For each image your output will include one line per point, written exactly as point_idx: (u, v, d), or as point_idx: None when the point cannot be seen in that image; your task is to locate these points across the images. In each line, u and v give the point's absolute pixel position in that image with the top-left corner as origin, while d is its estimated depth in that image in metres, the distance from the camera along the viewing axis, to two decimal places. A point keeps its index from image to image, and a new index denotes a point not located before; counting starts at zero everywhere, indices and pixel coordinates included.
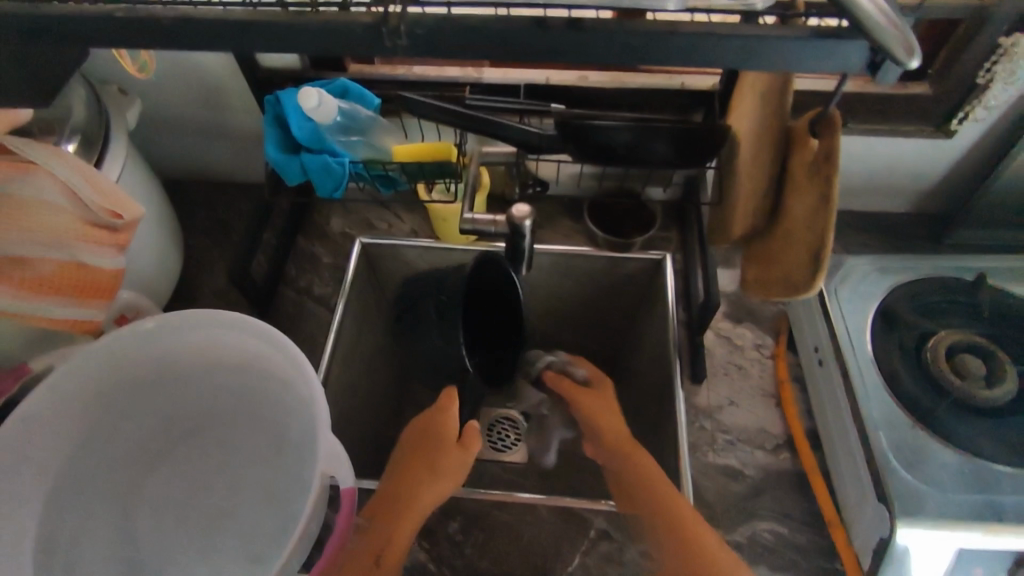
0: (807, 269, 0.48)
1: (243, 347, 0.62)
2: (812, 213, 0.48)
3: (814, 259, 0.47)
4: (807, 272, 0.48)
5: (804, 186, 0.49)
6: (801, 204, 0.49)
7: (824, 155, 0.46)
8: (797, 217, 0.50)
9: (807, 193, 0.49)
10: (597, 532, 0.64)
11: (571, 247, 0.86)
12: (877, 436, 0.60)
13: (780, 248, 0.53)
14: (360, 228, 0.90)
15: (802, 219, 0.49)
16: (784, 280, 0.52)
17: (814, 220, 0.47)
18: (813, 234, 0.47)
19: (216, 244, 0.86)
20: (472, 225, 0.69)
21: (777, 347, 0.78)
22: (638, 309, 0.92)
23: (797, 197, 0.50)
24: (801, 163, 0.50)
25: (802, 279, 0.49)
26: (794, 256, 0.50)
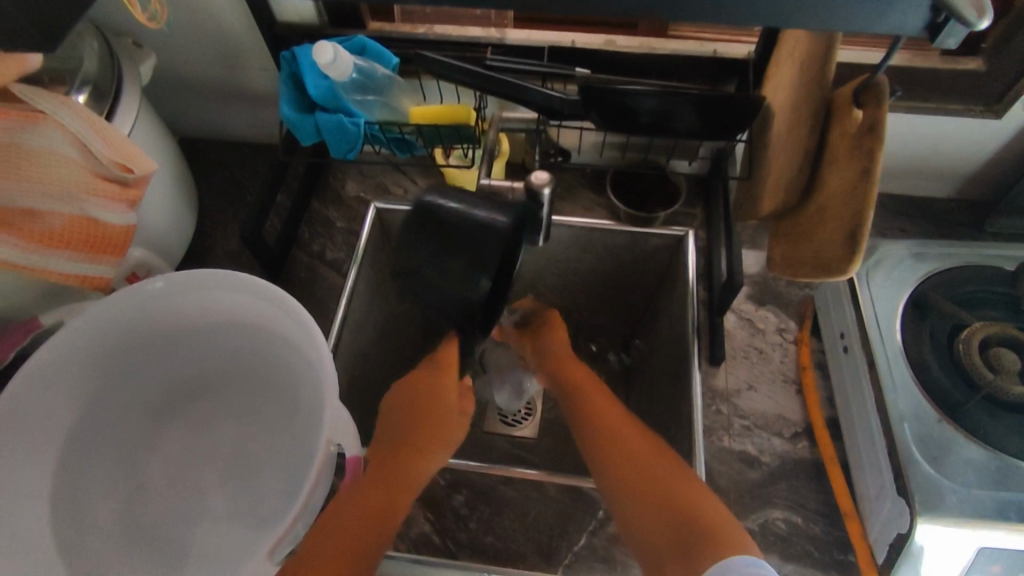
0: (841, 249, 0.45)
1: (254, 310, 0.62)
2: (850, 189, 0.45)
3: (847, 239, 0.45)
4: (841, 252, 0.45)
5: (843, 161, 0.46)
6: (839, 180, 0.46)
7: (867, 126, 0.43)
8: (832, 191, 0.47)
9: (845, 168, 0.46)
10: (604, 513, 0.63)
11: (591, 221, 0.84)
12: (902, 429, 0.57)
13: (812, 226, 0.50)
14: (376, 193, 0.88)
15: (838, 197, 0.46)
16: (813, 261, 0.49)
17: (851, 196, 0.44)
18: (848, 211, 0.44)
19: (231, 205, 0.85)
20: (489, 191, 0.67)
21: (801, 332, 0.75)
22: (659, 287, 0.90)
23: (835, 173, 0.47)
24: (841, 137, 0.47)
25: (834, 258, 0.46)
26: (826, 236, 0.47)
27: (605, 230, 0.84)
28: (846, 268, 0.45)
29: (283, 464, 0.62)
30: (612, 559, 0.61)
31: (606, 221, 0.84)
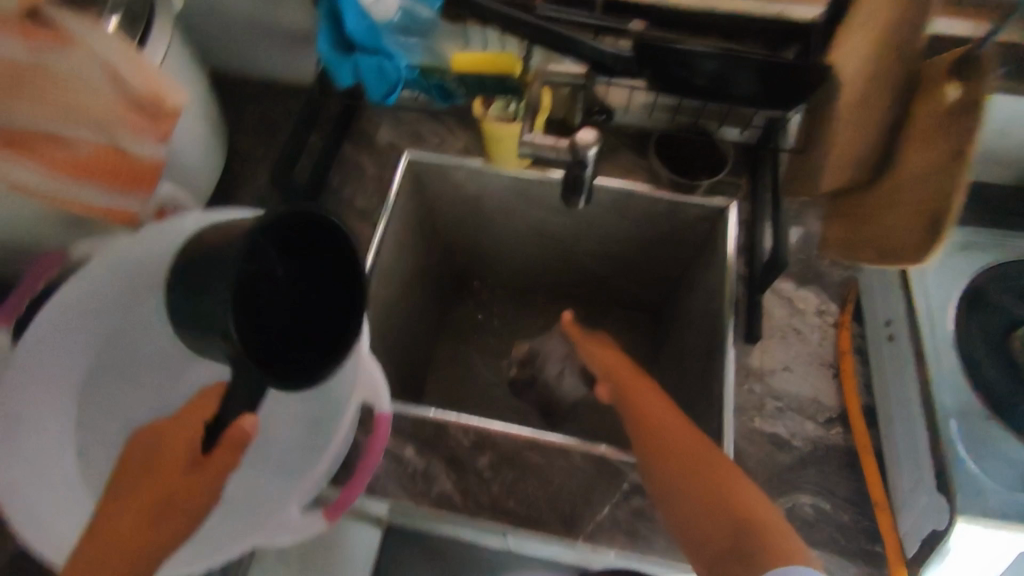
0: (921, 236, 0.43)
1: None
2: (940, 170, 0.42)
3: (930, 225, 0.42)
4: (921, 238, 0.43)
5: (933, 139, 0.43)
6: (923, 161, 0.44)
7: (964, 105, 0.40)
8: (911, 173, 0.45)
9: (934, 147, 0.43)
10: (629, 484, 0.62)
11: (631, 184, 0.81)
12: (947, 424, 0.56)
13: (884, 206, 0.47)
14: (409, 142, 0.85)
15: (921, 177, 0.44)
16: (884, 243, 0.47)
17: (941, 179, 0.42)
18: (933, 194, 0.42)
19: (260, 145, 0.82)
20: (530, 147, 0.63)
21: (843, 315, 0.72)
22: (696, 257, 0.87)
23: (919, 152, 0.45)
24: (931, 112, 0.44)
25: (910, 244, 0.44)
26: (902, 219, 0.45)
27: (644, 195, 0.81)
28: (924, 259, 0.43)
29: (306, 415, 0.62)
30: (635, 531, 0.60)
31: (646, 186, 0.81)
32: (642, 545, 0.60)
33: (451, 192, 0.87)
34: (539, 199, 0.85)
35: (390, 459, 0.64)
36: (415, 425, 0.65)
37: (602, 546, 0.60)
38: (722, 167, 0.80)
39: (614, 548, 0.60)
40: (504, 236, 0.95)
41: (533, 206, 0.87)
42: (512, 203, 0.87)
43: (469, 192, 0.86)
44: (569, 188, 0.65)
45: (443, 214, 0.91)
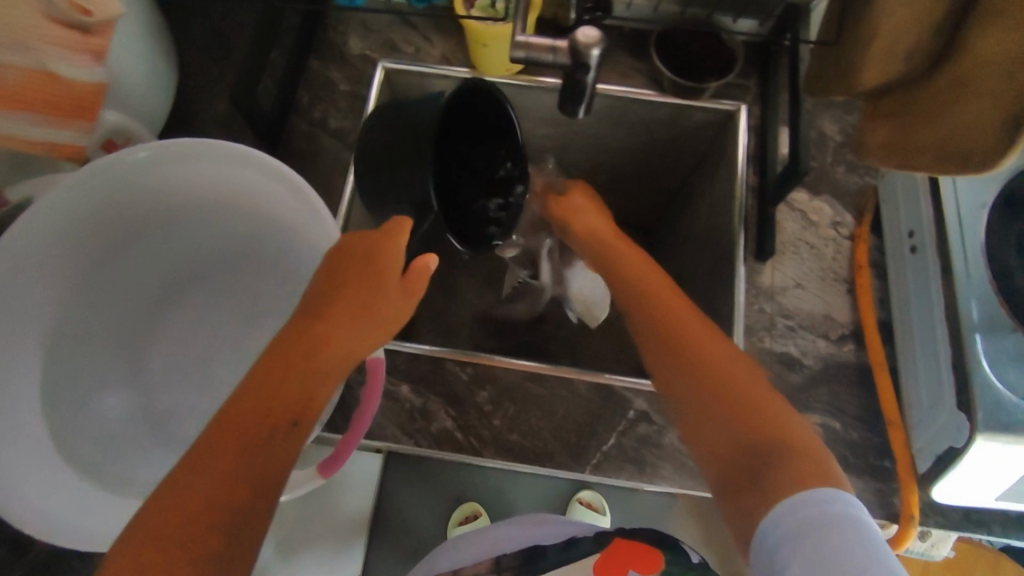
0: (999, 136, 0.39)
1: (244, 182, 0.55)
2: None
3: (1009, 128, 0.39)
4: (998, 141, 0.39)
5: (1013, 27, 0.38)
6: (997, 52, 0.40)
7: None
8: (979, 64, 0.41)
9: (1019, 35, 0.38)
10: (636, 413, 0.61)
11: (630, 88, 0.73)
12: (972, 339, 0.53)
13: (940, 107, 0.43)
14: (383, 52, 0.76)
15: (991, 72, 0.40)
16: (941, 145, 0.43)
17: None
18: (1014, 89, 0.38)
19: (216, 62, 0.73)
20: (525, 51, 0.55)
21: (859, 227, 0.67)
22: (699, 168, 0.82)
23: (991, 41, 0.40)
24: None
25: (978, 147, 0.41)
26: (965, 117, 0.41)
27: (645, 99, 0.73)
28: (992, 165, 0.40)
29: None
30: (642, 460, 0.59)
31: (647, 90, 0.73)
32: (649, 472, 0.59)
33: None
34: (525, 110, 0.78)
35: (387, 399, 0.61)
36: (410, 363, 0.62)
37: (610, 476, 0.59)
38: (733, 68, 0.72)
39: (622, 477, 0.59)
40: None
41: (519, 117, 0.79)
42: None
43: None
44: (567, 97, 0.57)
45: None
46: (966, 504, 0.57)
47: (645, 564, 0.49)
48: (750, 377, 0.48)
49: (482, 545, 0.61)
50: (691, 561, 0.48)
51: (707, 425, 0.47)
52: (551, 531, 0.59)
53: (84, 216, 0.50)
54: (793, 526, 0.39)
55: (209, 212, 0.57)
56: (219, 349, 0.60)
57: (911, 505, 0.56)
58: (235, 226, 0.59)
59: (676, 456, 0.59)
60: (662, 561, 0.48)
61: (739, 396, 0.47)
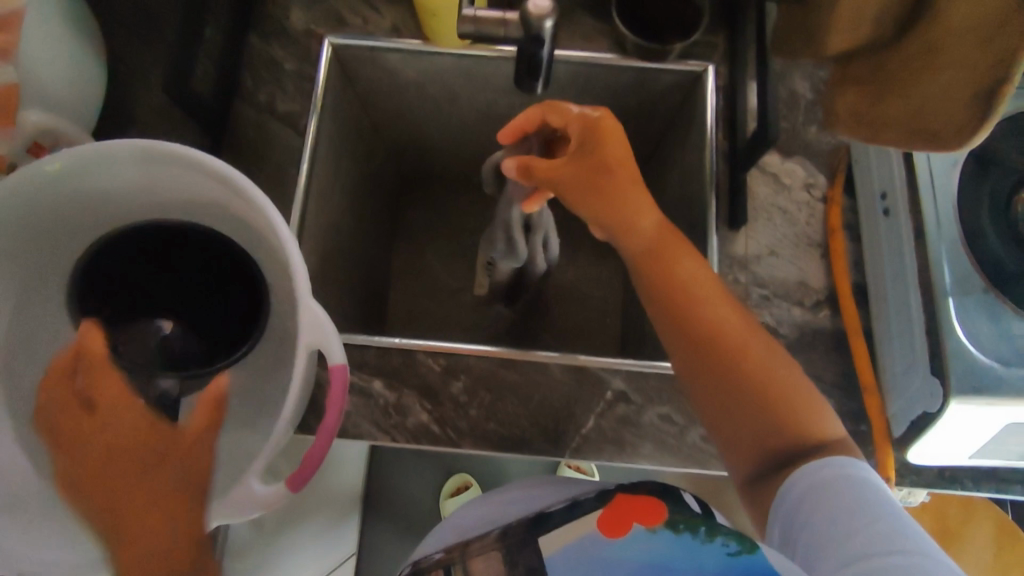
0: (971, 111, 0.37)
1: (187, 182, 0.50)
2: (999, 24, 0.35)
3: (982, 102, 0.36)
4: (970, 117, 0.37)
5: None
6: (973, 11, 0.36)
7: None
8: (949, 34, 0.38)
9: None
10: (613, 394, 0.60)
11: (593, 53, 0.70)
12: (946, 303, 0.52)
13: (908, 75, 0.41)
14: (329, 26, 0.71)
15: (968, 34, 0.37)
16: (910, 120, 0.41)
17: (997, 38, 0.35)
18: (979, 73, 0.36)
19: (149, 45, 0.68)
20: (474, 26, 0.51)
21: (832, 189, 0.65)
22: (669, 133, 0.79)
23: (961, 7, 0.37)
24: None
25: (949, 124, 0.39)
26: (935, 88, 0.39)
27: (606, 64, 0.70)
28: (965, 142, 0.38)
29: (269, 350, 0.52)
30: (622, 439, 0.59)
31: (610, 55, 0.70)
32: (629, 452, 0.59)
33: (388, 84, 0.76)
34: (485, 80, 0.75)
35: (359, 396, 0.60)
36: (380, 358, 0.61)
37: (590, 458, 0.59)
38: (698, 26, 0.68)
39: (602, 458, 0.59)
40: (455, 126, 0.84)
41: (481, 88, 0.76)
42: (456, 87, 0.76)
43: (408, 80, 0.75)
44: (524, 72, 0.54)
45: (381, 110, 0.81)
46: (938, 464, 0.57)
47: (650, 519, 0.43)
48: (774, 376, 0.48)
49: (479, 508, 0.55)
50: (695, 512, 0.44)
51: (710, 407, 0.49)
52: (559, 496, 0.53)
53: (13, 227, 0.47)
54: (806, 494, 0.45)
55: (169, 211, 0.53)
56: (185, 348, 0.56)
57: (887, 467, 0.57)
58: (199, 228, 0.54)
59: (656, 433, 0.59)
60: (665, 510, 0.44)
61: (761, 393, 0.48)
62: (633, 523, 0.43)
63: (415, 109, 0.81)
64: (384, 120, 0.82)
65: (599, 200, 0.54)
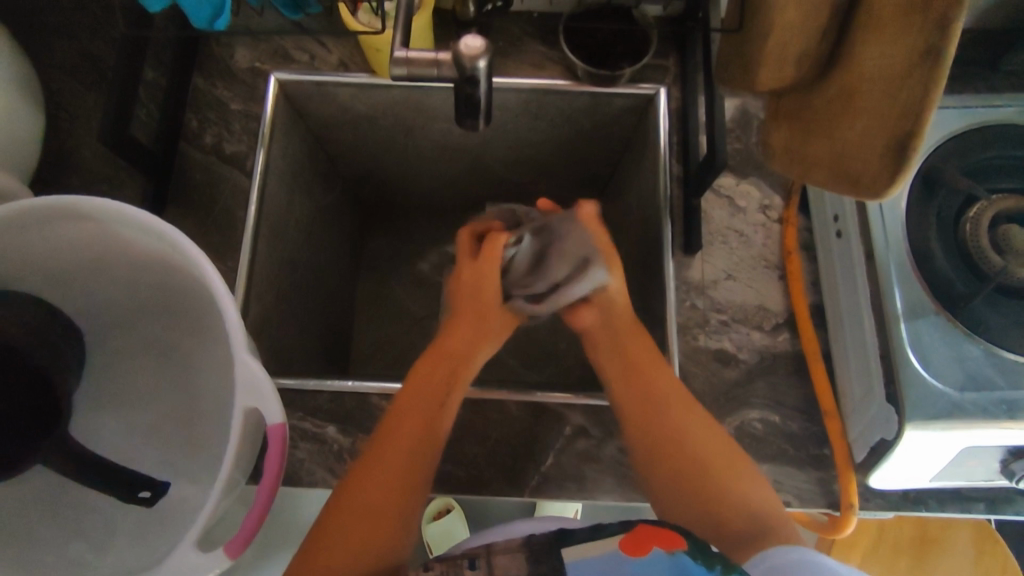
0: (885, 163, 0.37)
1: (122, 236, 0.48)
2: (903, 76, 0.35)
3: (893, 152, 0.36)
4: (885, 169, 0.37)
5: (891, 37, 0.36)
6: (881, 64, 0.36)
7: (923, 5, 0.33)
8: (863, 78, 0.38)
9: (891, 49, 0.36)
10: (572, 429, 0.59)
11: (542, 81, 0.69)
12: (898, 327, 0.52)
13: (827, 118, 0.41)
14: (275, 62, 0.70)
15: (876, 85, 0.37)
16: (832, 163, 0.42)
17: (906, 86, 0.35)
18: (892, 117, 0.36)
19: (88, 89, 0.66)
20: (406, 68, 0.50)
21: (786, 210, 0.65)
22: (627, 154, 0.78)
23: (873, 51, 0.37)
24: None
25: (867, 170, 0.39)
26: (849, 136, 0.39)
27: (560, 90, 0.69)
28: (881, 192, 0.38)
29: (215, 406, 0.51)
30: (582, 476, 0.58)
31: (560, 81, 0.69)
32: (590, 489, 0.58)
33: (339, 117, 0.75)
34: (436, 111, 0.74)
35: (314, 443, 0.59)
36: (334, 403, 0.60)
37: (550, 496, 0.58)
38: (647, 50, 0.68)
39: (563, 496, 0.58)
40: (413, 156, 0.83)
41: (433, 118, 0.75)
42: (409, 118, 0.75)
43: (360, 113, 0.74)
44: (461, 111, 0.53)
45: (335, 142, 0.80)
46: (901, 487, 0.57)
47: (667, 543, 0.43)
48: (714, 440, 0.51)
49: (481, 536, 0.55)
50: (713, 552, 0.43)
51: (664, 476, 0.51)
52: (535, 526, 0.53)
53: None
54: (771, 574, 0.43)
55: (108, 266, 0.52)
56: (132, 403, 0.54)
57: (850, 494, 0.56)
58: (138, 280, 0.53)
59: (617, 468, 0.58)
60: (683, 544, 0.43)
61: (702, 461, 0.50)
62: (654, 547, 0.43)
63: (369, 139, 0.79)
64: (339, 151, 0.81)
65: (618, 327, 0.60)
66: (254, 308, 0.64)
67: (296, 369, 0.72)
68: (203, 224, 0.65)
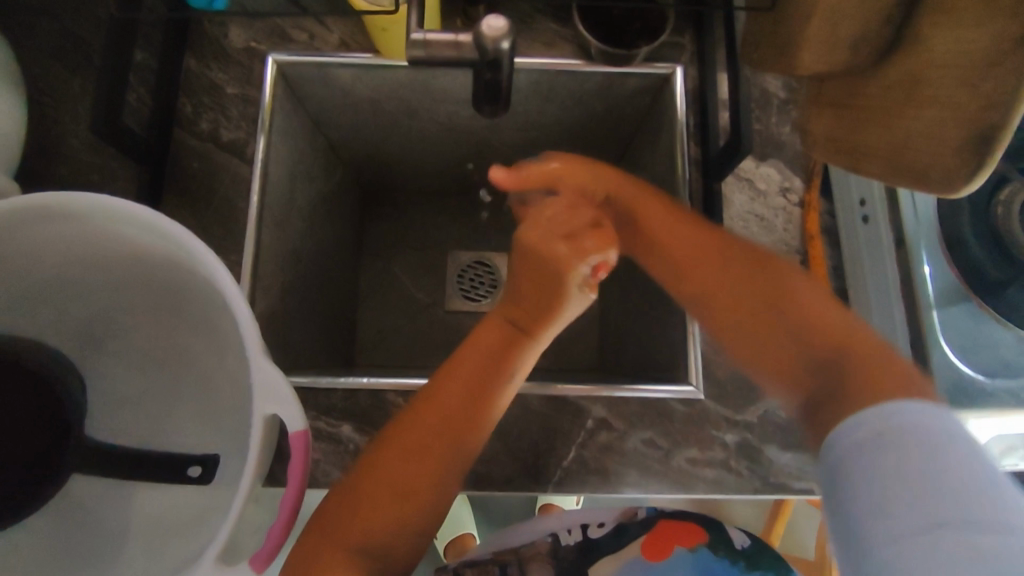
0: (961, 160, 0.36)
1: (123, 233, 0.45)
2: (986, 66, 0.34)
3: (972, 149, 0.35)
4: (959, 166, 0.36)
5: (970, 22, 0.34)
6: (958, 52, 0.35)
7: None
8: (932, 69, 0.37)
9: (972, 36, 0.34)
10: (594, 422, 0.58)
11: (555, 60, 0.66)
12: (929, 312, 0.52)
13: (890, 108, 0.40)
14: (271, 42, 0.66)
15: (950, 73, 0.36)
16: (893, 155, 0.40)
17: (988, 77, 0.34)
18: (964, 109, 0.35)
19: (73, 71, 0.62)
20: (423, 50, 0.47)
21: (808, 193, 0.63)
22: (639, 133, 0.76)
23: (945, 40, 0.36)
24: None
25: (935, 164, 0.38)
26: (916, 129, 0.38)
27: (573, 70, 0.66)
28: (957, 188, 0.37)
29: (230, 407, 0.49)
30: (605, 470, 0.57)
31: (573, 60, 0.66)
32: (613, 483, 0.57)
33: (341, 99, 0.71)
34: (444, 92, 0.70)
35: (330, 442, 0.57)
36: (348, 400, 0.58)
37: (573, 490, 0.57)
38: (663, 27, 0.65)
39: (586, 491, 0.57)
40: (417, 138, 0.80)
41: (440, 100, 0.72)
42: (414, 99, 0.72)
43: (363, 95, 0.71)
44: (481, 96, 0.50)
45: (334, 125, 0.76)
46: None
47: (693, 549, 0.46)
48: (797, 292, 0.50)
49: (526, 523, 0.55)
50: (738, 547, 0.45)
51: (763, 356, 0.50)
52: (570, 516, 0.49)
53: None
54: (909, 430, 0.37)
55: (108, 262, 0.49)
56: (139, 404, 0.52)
57: None
58: (141, 277, 0.50)
59: (640, 460, 0.57)
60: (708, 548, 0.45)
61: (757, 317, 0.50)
62: None
63: (370, 121, 0.76)
64: (339, 134, 0.77)
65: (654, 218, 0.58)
66: (259, 303, 0.62)
67: (302, 363, 0.70)
68: (202, 214, 0.62)
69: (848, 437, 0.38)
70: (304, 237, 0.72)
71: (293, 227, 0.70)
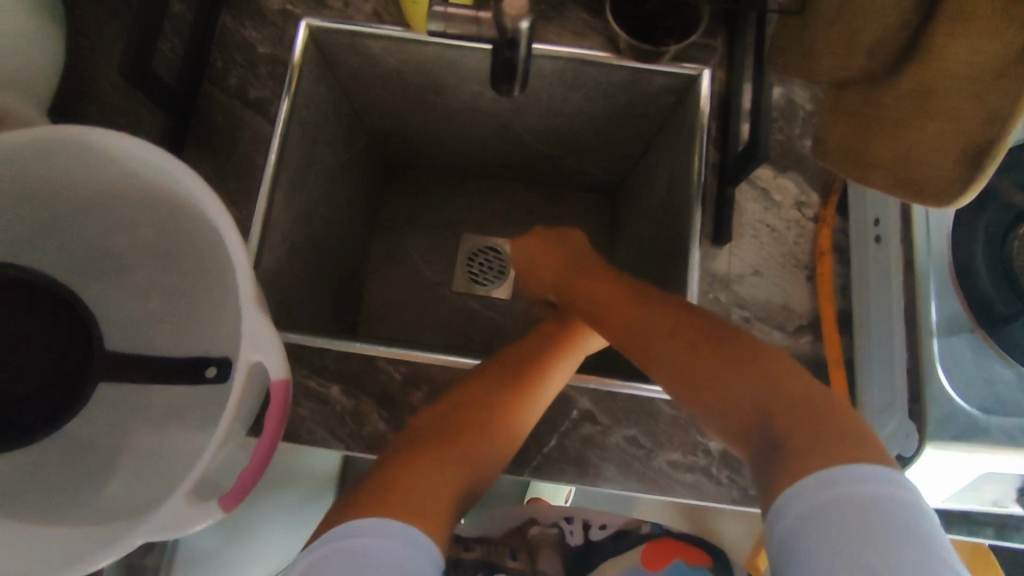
0: (957, 173, 0.36)
1: (136, 173, 0.47)
2: (996, 75, 0.33)
3: (971, 161, 0.35)
4: (955, 179, 0.36)
5: (983, 32, 0.33)
6: (971, 62, 0.34)
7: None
8: (945, 82, 0.36)
9: (986, 46, 0.33)
10: (579, 412, 0.58)
11: (581, 51, 0.66)
12: (931, 343, 0.50)
13: (900, 119, 0.39)
14: (306, 6, 0.67)
15: (964, 84, 0.35)
16: (898, 167, 0.40)
17: (999, 86, 0.33)
18: (969, 122, 0.35)
19: (113, 17, 0.64)
20: (443, 20, 0.48)
21: (824, 209, 0.62)
22: (661, 133, 0.75)
23: (956, 51, 0.35)
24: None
25: (936, 178, 0.38)
26: (924, 141, 0.38)
27: (599, 62, 0.66)
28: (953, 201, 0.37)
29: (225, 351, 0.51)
30: (584, 461, 0.57)
31: (600, 51, 0.66)
32: (592, 475, 0.57)
33: (369, 69, 0.72)
34: (470, 72, 0.71)
35: (318, 401, 0.58)
36: (340, 362, 0.59)
37: (551, 478, 0.57)
38: (696, 25, 0.62)
39: (563, 480, 0.57)
40: (441, 116, 0.81)
41: (466, 79, 0.73)
42: (441, 76, 0.72)
43: (391, 67, 0.72)
44: (498, 74, 0.51)
45: (360, 94, 0.77)
46: None
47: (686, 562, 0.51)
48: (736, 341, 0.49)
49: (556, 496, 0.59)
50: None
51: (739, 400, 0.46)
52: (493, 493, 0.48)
53: None
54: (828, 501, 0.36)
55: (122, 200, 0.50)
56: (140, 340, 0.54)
57: None
58: (151, 218, 0.51)
59: (621, 456, 0.57)
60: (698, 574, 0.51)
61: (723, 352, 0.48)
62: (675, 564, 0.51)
63: (396, 95, 0.77)
64: (364, 105, 0.79)
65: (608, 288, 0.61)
66: (266, 259, 0.63)
67: (304, 324, 0.71)
68: (222, 167, 0.64)
69: (788, 515, 0.37)
70: (320, 202, 0.74)
71: (310, 190, 0.71)
